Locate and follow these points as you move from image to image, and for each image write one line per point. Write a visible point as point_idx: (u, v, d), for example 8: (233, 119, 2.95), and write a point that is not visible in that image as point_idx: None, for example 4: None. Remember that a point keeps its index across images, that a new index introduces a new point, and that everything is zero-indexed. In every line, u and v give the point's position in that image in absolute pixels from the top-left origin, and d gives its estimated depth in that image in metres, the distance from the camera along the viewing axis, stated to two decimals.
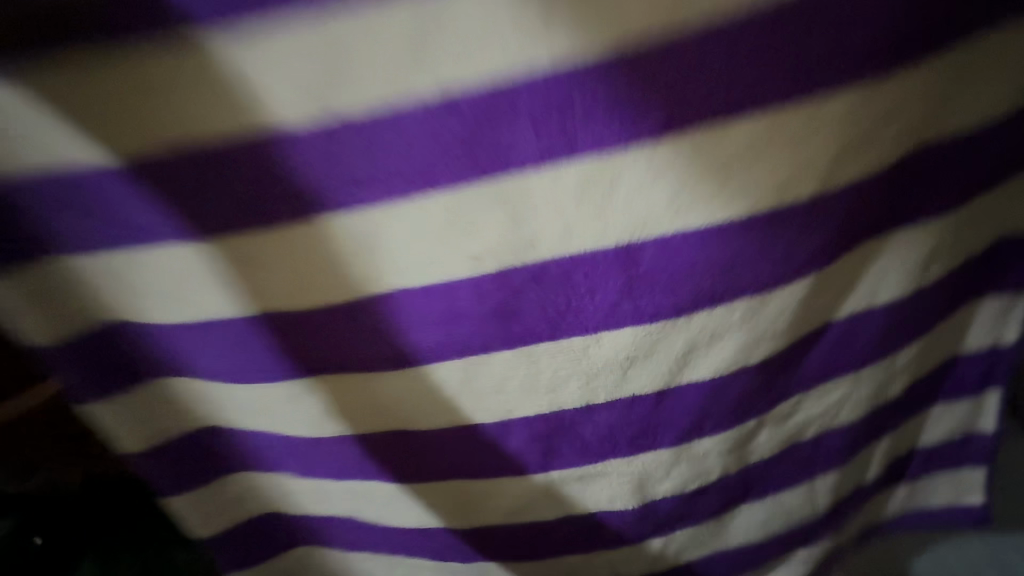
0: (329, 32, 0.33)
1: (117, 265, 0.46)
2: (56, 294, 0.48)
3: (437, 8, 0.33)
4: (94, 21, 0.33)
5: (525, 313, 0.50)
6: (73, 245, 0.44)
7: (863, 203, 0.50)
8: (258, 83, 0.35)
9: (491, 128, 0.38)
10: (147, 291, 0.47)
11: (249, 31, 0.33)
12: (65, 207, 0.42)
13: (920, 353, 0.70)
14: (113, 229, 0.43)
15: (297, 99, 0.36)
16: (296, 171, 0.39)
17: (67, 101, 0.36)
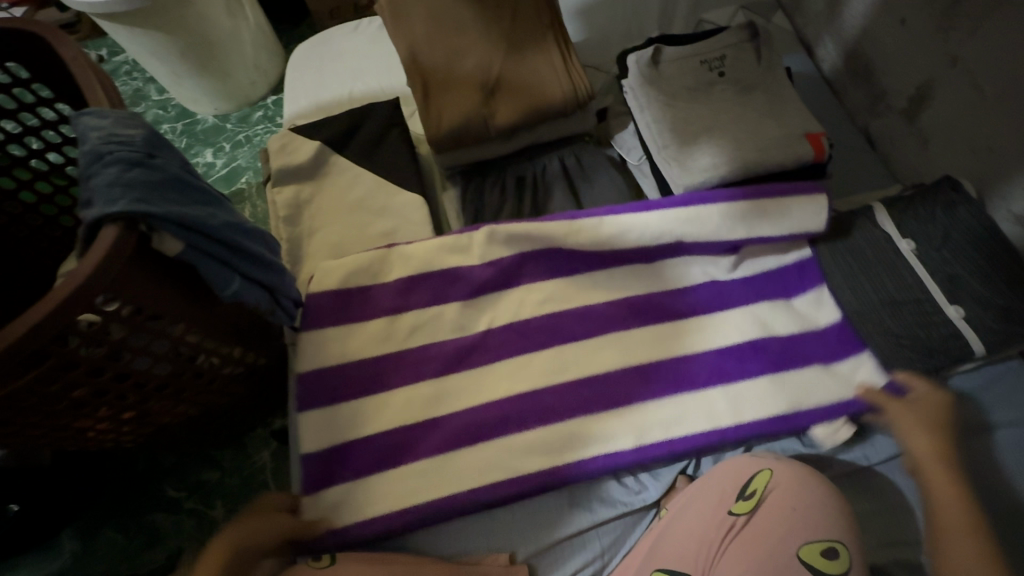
0: (400, 226, 0.80)
1: (235, 253, 0.54)
2: (234, 290, 0.55)
3: (452, 242, 0.74)
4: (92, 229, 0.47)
5: (536, 259, 0.74)
6: (230, 281, 0.54)
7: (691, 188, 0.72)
8: (388, 220, 0.81)
9: (507, 278, 0.74)
10: (235, 255, 0.54)
11: (367, 226, 0.80)
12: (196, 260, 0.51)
13: (878, 261, 0.70)
14: (210, 251, 0.52)
15: (402, 224, 0.80)
16: (403, 265, 0.74)
17: (144, 264, 0.52)
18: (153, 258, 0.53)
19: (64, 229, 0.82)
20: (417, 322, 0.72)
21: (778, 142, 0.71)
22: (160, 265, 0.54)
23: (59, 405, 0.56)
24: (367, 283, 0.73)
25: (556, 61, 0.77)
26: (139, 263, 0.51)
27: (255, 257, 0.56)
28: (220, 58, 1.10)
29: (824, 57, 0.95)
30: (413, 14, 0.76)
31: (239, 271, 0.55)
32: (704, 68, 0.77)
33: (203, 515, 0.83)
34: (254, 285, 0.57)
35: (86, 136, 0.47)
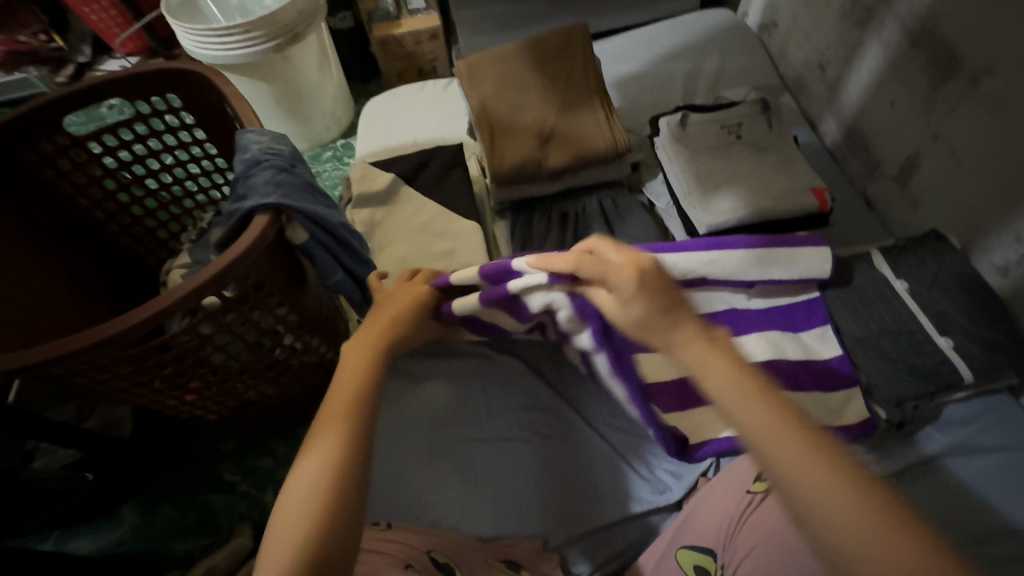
0: (458, 247, 0.93)
1: (347, 246, 0.67)
2: (341, 277, 0.68)
3: None
4: (242, 217, 0.60)
5: None
6: (339, 268, 0.67)
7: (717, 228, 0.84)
8: (448, 241, 0.93)
9: None
10: (346, 249, 0.67)
11: (430, 245, 0.93)
12: (317, 247, 0.64)
13: (879, 299, 0.80)
14: (327, 243, 0.65)
15: (460, 245, 0.93)
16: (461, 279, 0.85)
17: (271, 252, 0.65)
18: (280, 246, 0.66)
19: (169, 233, 0.95)
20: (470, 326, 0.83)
21: (787, 192, 0.84)
22: (282, 251, 0.67)
23: (162, 371, 0.66)
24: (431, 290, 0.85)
25: (600, 119, 0.92)
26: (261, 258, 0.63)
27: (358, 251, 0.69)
28: (306, 104, 1.28)
29: (826, 132, 1.11)
30: (485, 77, 0.93)
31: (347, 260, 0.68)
32: (724, 132, 0.92)
33: (254, 499, 0.89)
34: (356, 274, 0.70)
35: (248, 147, 0.62)
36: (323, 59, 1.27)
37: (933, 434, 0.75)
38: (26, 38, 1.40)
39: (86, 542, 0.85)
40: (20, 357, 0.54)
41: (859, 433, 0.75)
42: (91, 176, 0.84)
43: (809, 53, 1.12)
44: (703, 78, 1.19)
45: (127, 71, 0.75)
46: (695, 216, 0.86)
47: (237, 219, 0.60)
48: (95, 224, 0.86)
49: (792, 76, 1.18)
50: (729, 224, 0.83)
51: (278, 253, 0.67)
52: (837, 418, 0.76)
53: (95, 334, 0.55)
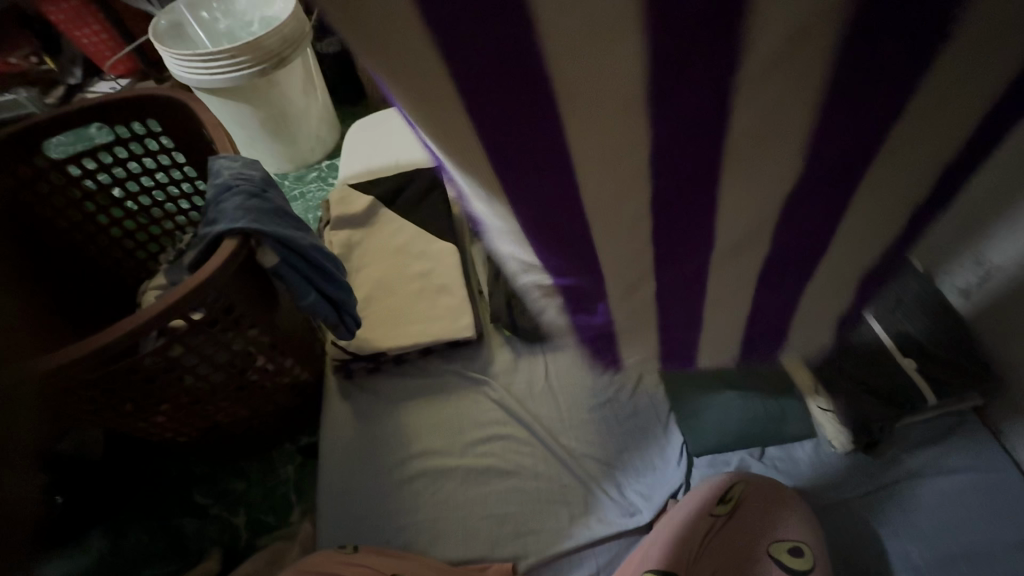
0: (434, 267, 0.94)
1: (317, 268, 0.68)
2: (311, 300, 0.68)
3: None
4: (210, 241, 0.61)
5: None
6: (309, 291, 0.67)
7: None
8: (425, 262, 0.94)
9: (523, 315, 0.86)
10: (317, 272, 0.68)
11: (406, 265, 0.94)
12: (288, 270, 0.65)
13: None
14: (297, 267, 0.65)
15: (436, 265, 0.94)
16: None
17: (242, 276, 0.66)
18: (251, 268, 0.67)
19: (149, 254, 0.96)
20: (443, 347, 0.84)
21: None
22: (253, 273, 0.68)
23: (129, 394, 0.67)
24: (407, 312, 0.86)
25: None
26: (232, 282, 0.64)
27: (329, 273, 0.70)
28: (291, 127, 1.31)
29: None
30: None
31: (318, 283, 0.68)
32: None
33: (226, 521, 0.88)
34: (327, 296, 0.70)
35: (220, 173, 0.63)
36: (308, 82, 1.29)
37: (900, 455, 0.76)
38: (17, 60, 1.43)
39: (53, 567, 0.84)
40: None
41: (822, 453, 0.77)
42: (70, 198, 0.85)
43: None
44: None
45: (107, 98, 0.77)
46: None
47: (206, 244, 0.61)
48: (74, 246, 0.87)
49: None
50: None
51: (249, 276, 0.68)
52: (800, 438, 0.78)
53: (57, 358, 0.56)
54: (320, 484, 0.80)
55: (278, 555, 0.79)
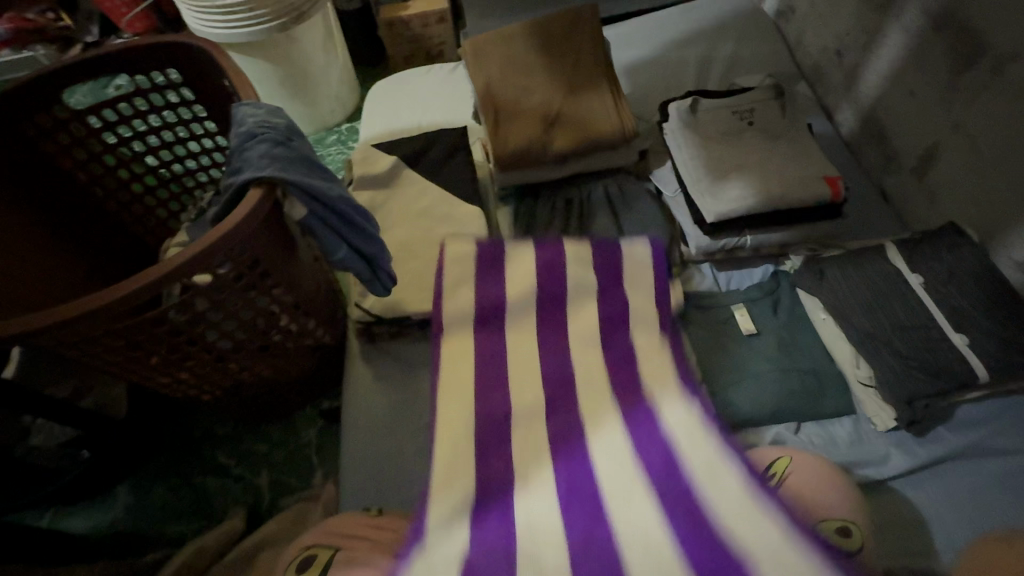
0: (459, 230, 0.91)
1: (347, 218, 0.64)
2: (341, 254, 0.65)
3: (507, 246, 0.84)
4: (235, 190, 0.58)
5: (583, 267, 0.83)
6: (338, 247, 0.65)
7: (731, 218, 0.82)
8: (452, 225, 0.91)
9: (552, 281, 0.82)
10: (348, 221, 0.64)
11: (432, 228, 0.91)
12: (318, 221, 0.62)
13: (892, 293, 0.77)
14: (328, 216, 0.62)
15: (462, 228, 0.91)
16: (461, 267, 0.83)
17: (267, 230, 0.64)
18: (277, 222, 0.65)
19: (170, 212, 0.94)
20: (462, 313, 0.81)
21: (798, 181, 0.80)
22: (279, 224, 0.66)
23: (156, 347, 0.66)
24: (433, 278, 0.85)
25: (608, 101, 0.89)
26: (257, 237, 0.62)
27: (361, 222, 0.66)
28: (311, 87, 1.27)
29: (842, 122, 1.08)
30: (489, 58, 0.91)
31: (349, 234, 0.65)
32: (736, 117, 0.88)
33: (249, 482, 0.89)
34: (361, 246, 0.67)
35: (245, 120, 0.60)
36: (329, 40, 1.25)
37: (944, 434, 0.72)
38: (34, 17, 1.41)
39: (80, 520, 0.86)
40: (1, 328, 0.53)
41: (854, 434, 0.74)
42: (92, 150, 0.83)
43: (827, 40, 1.09)
44: (715, 63, 1.16)
45: (128, 44, 0.74)
46: (703, 203, 0.83)
47: (232, 194, 0.58)
48: (94, 200, 0.85)
49: (809, 63, 1.15)
50: (740, 212, 0.80)
51: (276, 229, 0.66)
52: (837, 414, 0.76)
53: (76, 308, 0.54)
54: (345, 447, 0.79)
55: (300, 514, 0.79)
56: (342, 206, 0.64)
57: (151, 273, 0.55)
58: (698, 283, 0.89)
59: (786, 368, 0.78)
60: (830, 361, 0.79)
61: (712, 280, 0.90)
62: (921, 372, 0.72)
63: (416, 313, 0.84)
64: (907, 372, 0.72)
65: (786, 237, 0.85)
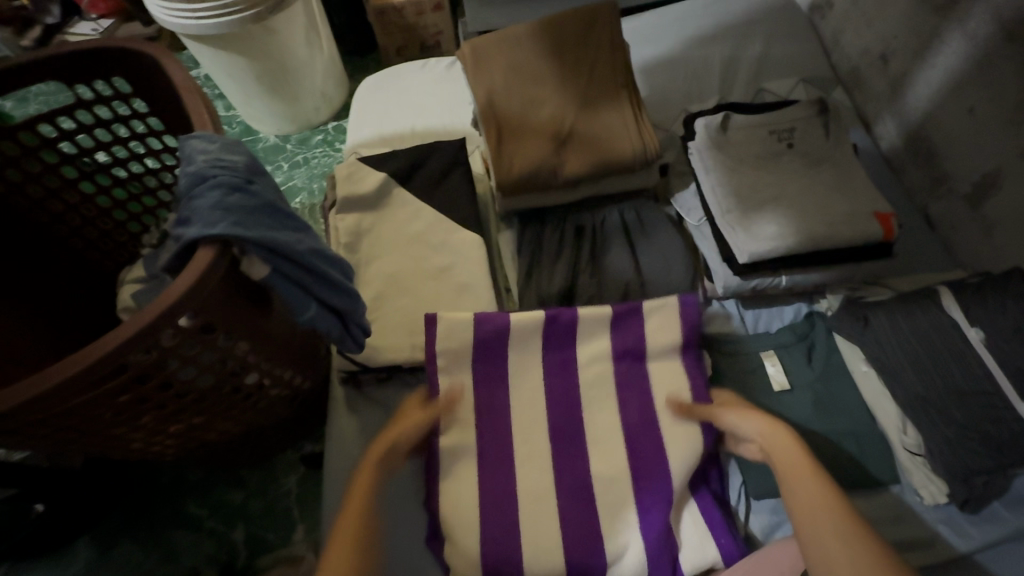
0: (455, 260, 0.81)
1: (316, 271, 0.55)
2: (313, 312, 0.56)
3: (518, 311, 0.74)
4: (183, 247, 0.48)
5: (596, 310, 0.74)
6: (307, 305, 0.55)
7: (768, 258, 0.71)
8: (448, 255, 0.81)
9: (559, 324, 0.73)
10: (318, 275, 0.55)
11: (425, 257, 0.81)
12: (281, 277, 0.52)
13: (949, 348, 0.68)
14: (294, 270, 0.53)
15: (459, 258, 0.81)
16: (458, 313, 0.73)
17: (227, 286, 0.54)
18: (239, 276, 0.56)
19: (130, 235, 0.83)
20: (458, 361, 0.72)
21: (845, 217, 0.71)
22: (241, 276, 0.56)
23: (100, 425, 0.56)
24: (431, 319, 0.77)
25: (627, 117, 0.77)
26: (214, 296, 0.52)
27: (335, 275, 0.57)
28: (293, 83, 1.14)
29: (882, 135, 0.98)
30: (492, 63, 0.79)
31: (321, 288, 0.56)
32: (773, 138, 0.78)
33: (223, 537, 0.80)
34: (335, 301, 0.58)
35: (193, 158, 0.49)
36: (312, 31, 1.12)
37: (1001, 512, 0.65)
38: None
39: None
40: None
41: (900, 509, 0.66)
42: (30, 170, 0.71)
43: (870, 42, 0.97)
44: (742, 65, 1.04)
45: (59, 48, 0.62)
46: (735, 238, 0.72)
47: (180, 252, 0.48)
48: (37, 226, 0.74)
49: (846, 67, 1.04)
50: (777, 251, 0.70)
51: (238, 283, 0.56)
52: (879, 484, 0.68)
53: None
54: (325, 512, 0.71)
55: None
56: (314, 258, 0.54)
57: (80, 357, 0.45)
58: (722, 323, 0.80)
59: (823, 429, 0.70)
60: (872, 421, 0.71)
61: (739, 320, 0.80)
62: (980, 445, 0.63)
63: (407, 359, 0.74)
64: (964, 443, 0.64)
65: (824, 277, 0.75)
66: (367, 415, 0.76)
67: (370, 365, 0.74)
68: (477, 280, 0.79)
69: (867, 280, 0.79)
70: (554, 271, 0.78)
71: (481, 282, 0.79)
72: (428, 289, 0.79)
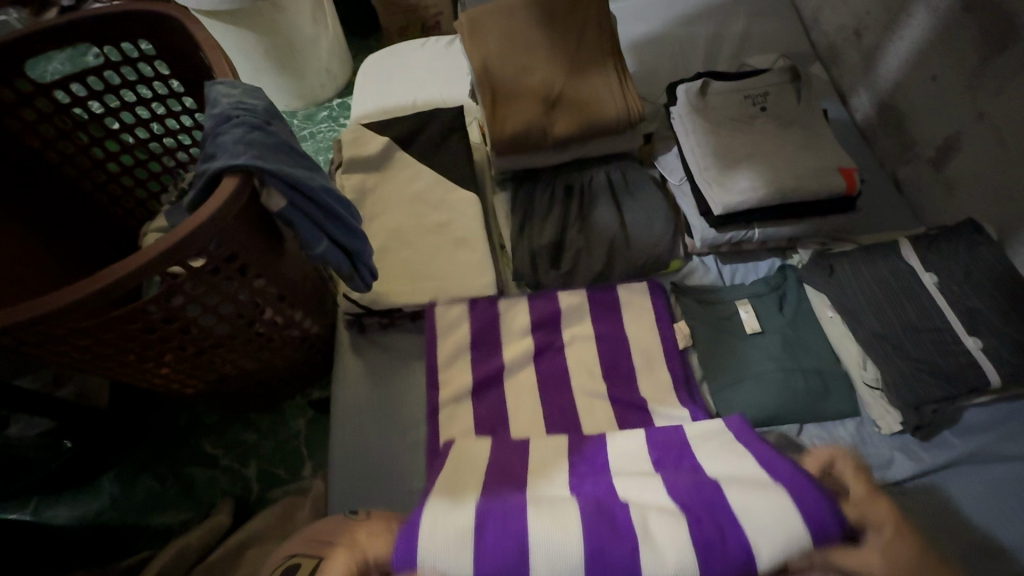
0: (453, 216, 0.87)
1: (327, 209, 0.61)
2: (324, 247, 0.62)
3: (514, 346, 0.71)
4: (208, 178, 0.54)
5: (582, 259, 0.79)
6: (318, 240, 0.61)
7: (742, 210, 0.77)
8: (446, 212, 0.87)
9: None
10: (328, 213, 0.61)
11: (425, 214, 0.87)
12: (295, 211, 0.58)
13: (907, 291, 0.73)
14: (307, 205, 0.59)
15: (457, 215, 0.87)
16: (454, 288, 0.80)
17: (245, 221, 0.60)
18: (256, 213, 0.61)
19: (150, 193, 0.89)
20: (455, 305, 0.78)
21: (813, 172, 0.76)
22: (258, 213, 0.62)
23: (128, 347, 0.62)
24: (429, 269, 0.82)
25: (613, 83, 0.83)
26: (233, 228, 0.58)
27: (344, 214, 0.63)
28: (300, 60, 1.20)
29: (857, 107, 1.03)
30: (488, 32, 0.84)
31: (332, 226, 0.62)
32: (748, 102, 0.83)
33: (237, 473, 0.87)
34: (345, 239, 0.64)
35: (218, 101, 0.55)
36: (318, 9, 1.18)
37: (951, 439, 0.71)
38: None
39: (65, 510, 0.84)
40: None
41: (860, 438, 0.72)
42: (60, 127, 0.77)
43: (845, 18, 1.03)
44: (726, 41, 1.10)
45: (92, 10, 0.68)
46: (711, 193, 0.78)
47: (205, 183, 0.54)
48: (67, 180, 0.80)
49: (824, 43, 1.09)
50: (750, 204, 0.76)
51: (255, 220, 0.62)
52: (842, 416, 0.74)
53: (33, 308, 0.49)
54: (332, 443, 0.77)
55: (289, 509, 0.76)
56: (325, 196, 0.60)
57: (118, 270, 0.51)
58: (700, 277, 0.86)
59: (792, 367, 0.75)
60: (836, 362, 0.76)
61: (716, 273, 0.86)
62: (932, 376, 0.69)
63: (409, 305, 0.81)
64: (918, 375, 0.69)
65: (795, 230, 0.81)
66: (371, 357, 0.82)
67: (374, 310, 0.81)
68: (473, 234, 0.85)
69: (836, 236, 0.85)
70: (545, 226, 0.84)
71: (477, 237, 0.85)
72: (428, 243, 0.85)
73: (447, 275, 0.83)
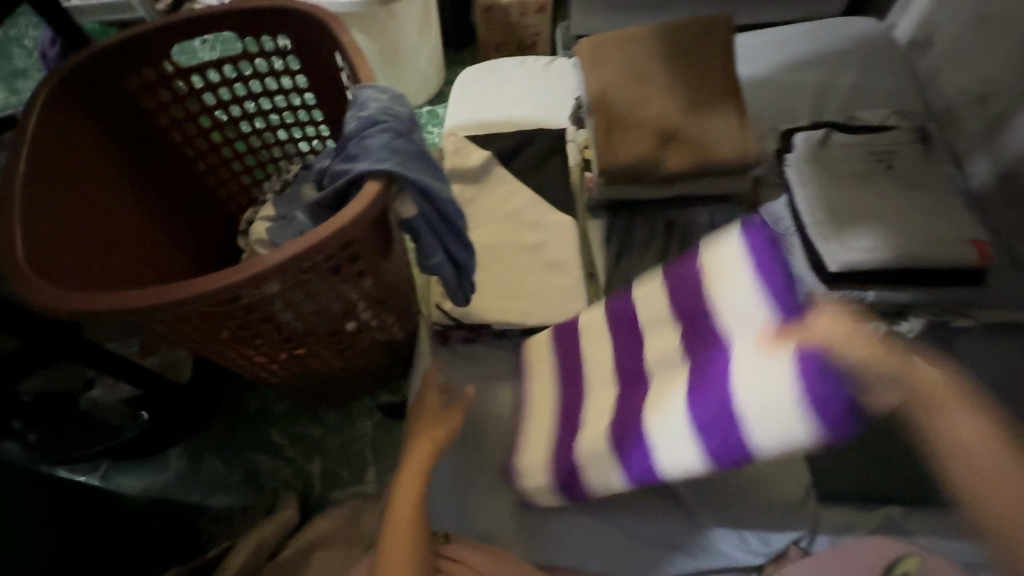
0: (548, 238, 0.85)
1: (449, 222, 0.61)
2: (440, 259, 0.62)
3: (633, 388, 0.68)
4: (349, 181, 0.54)
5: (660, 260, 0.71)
6: (435, 253, 0.61)
7: (857, 269, 0.74)
8: (542, 233, 0.86)
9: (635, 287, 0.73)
10: (451, 225, 0.61)
11: (520, 233, 0.86)
12: (422, 220, 0.58)
13: None
14: (435, 217, 0.59)
15: (552, 238, 0.85)
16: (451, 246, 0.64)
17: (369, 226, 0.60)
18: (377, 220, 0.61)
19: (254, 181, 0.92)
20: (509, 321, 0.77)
21: (939, 238, 0.72)
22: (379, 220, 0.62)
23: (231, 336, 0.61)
24: (521, 290, 0.82)
25: (732, 123, 0.81)
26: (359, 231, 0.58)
27: (462, 229, 0.63)
28: (400, 66, 1.23)
29: (972, 173, 0.98)
30: (608, 59, 0.84)
31: (449, 240, 0.62)
32: (872, 158, 0.80)
33: (301, 467, 0.86)
34: (459, 255, 0.64)
35: (366, 104, 0.56)
36: (424, 20, 1.20)
37: None
38: None
39: (132, 480, 0.86)
40: (78, 303, 0.47)
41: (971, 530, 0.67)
42: (190, 109, 0.79)
43: (969, 81, 0.99)
44: (835, 93, 1.07)
45: (243, 4, 0.69)
46: (827, 247, 0.75)
47: (345, 186, 0.54)
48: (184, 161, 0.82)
49: (940, 104, 1.05)
50: (868, 264, 0.73)
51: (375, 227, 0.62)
52: (952, 503, 0.68)
53: (170, 291, 0.48)
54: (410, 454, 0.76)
55: (356, 514, 0.75)
56: (451, 208, 0.60)
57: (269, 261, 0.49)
58: None
59: (900, 443, 0.71)
60: None
61: None
62: None
63: (497, 322, 0.80)
64: None
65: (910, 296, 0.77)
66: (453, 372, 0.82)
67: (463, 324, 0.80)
68: (567, 259, 0.84)
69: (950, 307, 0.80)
70: (643, 259, 0.82)
71: (571, 262, 0.83)
72: (520, 262, 0.84)
73: (537, 297, 0.81)
